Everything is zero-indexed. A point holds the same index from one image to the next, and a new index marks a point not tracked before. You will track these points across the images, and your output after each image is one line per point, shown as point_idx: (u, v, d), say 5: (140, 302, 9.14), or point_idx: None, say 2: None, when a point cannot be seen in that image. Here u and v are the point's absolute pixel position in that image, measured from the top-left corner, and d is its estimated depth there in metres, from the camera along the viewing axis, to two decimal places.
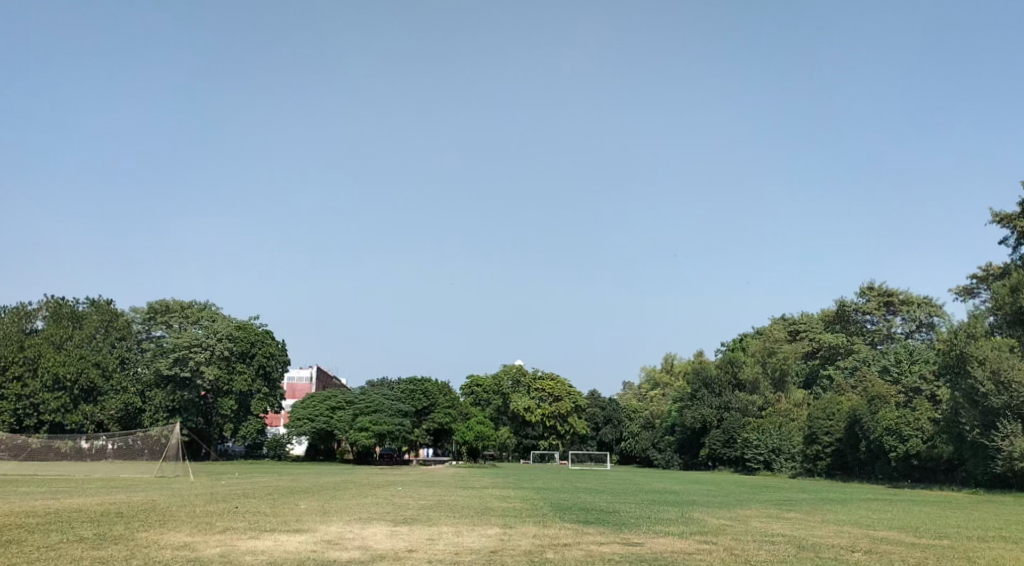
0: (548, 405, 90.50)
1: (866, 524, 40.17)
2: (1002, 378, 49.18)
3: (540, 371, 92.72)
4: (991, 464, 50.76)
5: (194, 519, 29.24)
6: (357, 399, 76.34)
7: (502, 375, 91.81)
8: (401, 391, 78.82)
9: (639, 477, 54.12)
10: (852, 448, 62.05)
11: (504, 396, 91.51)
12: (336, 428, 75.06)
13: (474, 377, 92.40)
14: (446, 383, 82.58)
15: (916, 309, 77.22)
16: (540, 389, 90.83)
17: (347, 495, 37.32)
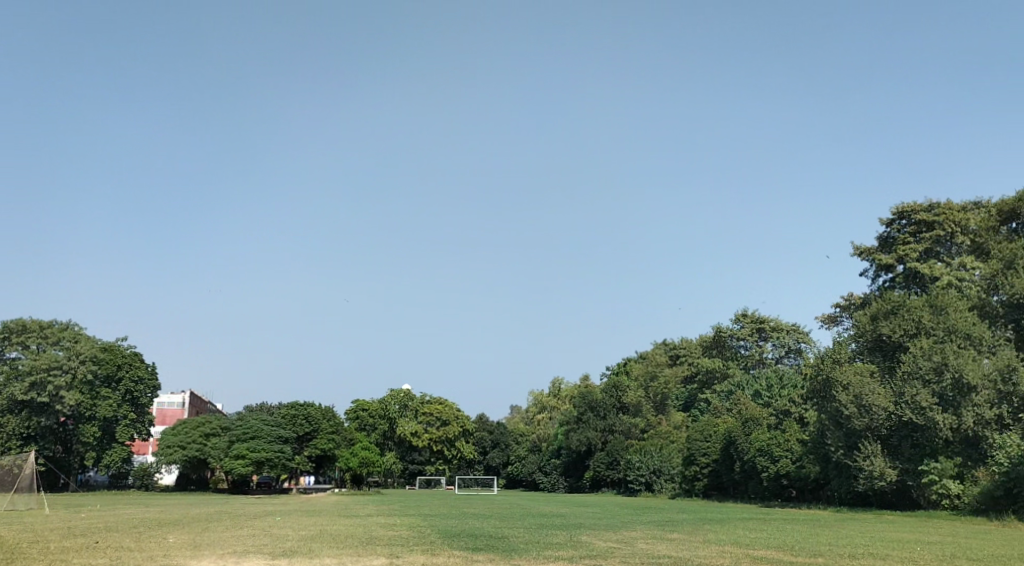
0: (436, 430, 90.00)
1: (746, 543, 41.36)
2: (864, 401, 51.70)
3: (427, 395, 92.02)
4: (853, 482, 53.26)
5: (50, 557, 27.45)
6: (233, 425, 73.77)
7: (389, 400, 89.46)
8: (282, 416, 76.69)
9: (524, 500, 54.16)
10: (728, 469, 63.85)
11: (391, 421, 88.65)
12: (210, 456, 72.51)
13: (359, 402, 89.17)
14: (330, 408, 80.61)
15: (785, 336, 80.46)
16: (427, 413, 90.12)
17: (220, 527, 35.84)
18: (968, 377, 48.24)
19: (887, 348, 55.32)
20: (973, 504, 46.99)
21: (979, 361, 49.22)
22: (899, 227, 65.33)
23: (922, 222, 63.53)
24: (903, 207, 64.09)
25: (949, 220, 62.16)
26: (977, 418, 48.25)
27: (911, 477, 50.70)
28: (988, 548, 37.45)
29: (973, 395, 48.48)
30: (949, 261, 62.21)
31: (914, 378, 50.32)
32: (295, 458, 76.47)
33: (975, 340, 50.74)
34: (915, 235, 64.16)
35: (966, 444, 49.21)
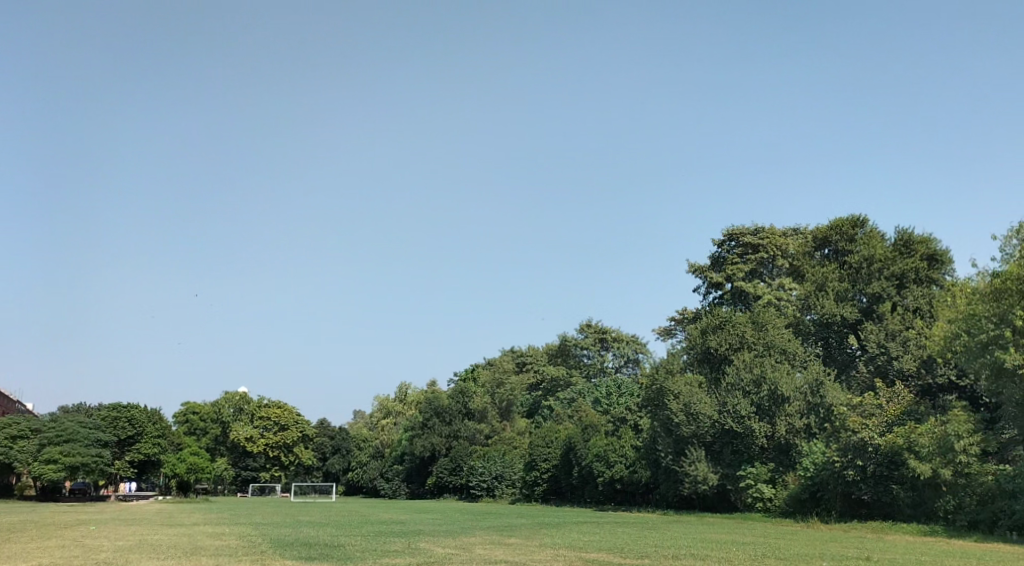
0: (273, 435, 87.93)
1: (578, 546, 43.14)
2: (692, 410, 54.72)
3: (264, 400, 89.99)
4: (679, 486, 56.24)
5: None
6: (45, 426, 70.10)
7: (223, 403, 88.34)
8: (101, 418, 73.53)
9: (363, 507, 54.24)
10: (566, 473, 66.02)
11: (224, 424, 88.37)
12: (16, 460, 68.63)
13: (190, 403, 88.26)
14: (156, 411, 78.17)
15: (625, 346, 84.04)
16: (264, 418, 87.92)
17: (25, 539, 34.26)
18: (783, 389, 51.82)
19: (714, 360, 58.61)
20: (783, 506, 51.07)
21: (792, 375, 52.84)
22: (729, 248, 69.30)
23: (748, 245, 68.12)
24: (732, 229, 68.26)
25: (772, 244, 67.30)
26: (789, 428, 52.05)
27: (730, 482, 54.20)
28: (794, 547, 40.55)
29: (786, 405, 52.25)
30: (770, 282, 67.29)
31: (735, 389, 53.71)
32: (115, 463, 73.66)
33: (790, 355, 54.98)
34: (742, 256, 68.49)
35: (779, 451, 53.19)
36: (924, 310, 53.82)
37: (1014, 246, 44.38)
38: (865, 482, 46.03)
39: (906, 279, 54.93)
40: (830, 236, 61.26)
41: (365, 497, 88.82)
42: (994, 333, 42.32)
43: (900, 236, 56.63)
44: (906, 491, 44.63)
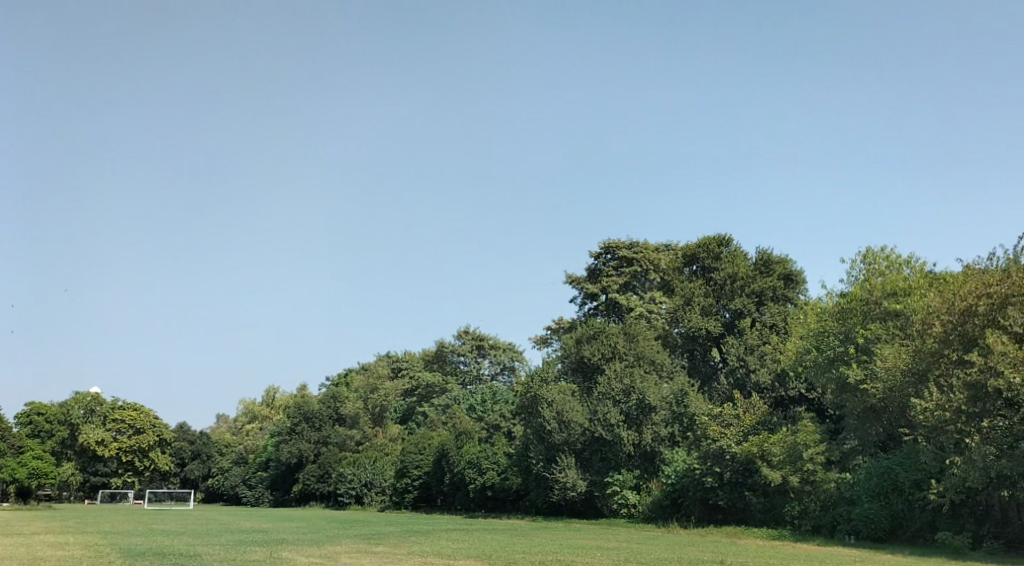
0: (127, 439, 85.51)
1: (445, 554, 43.13)
2: (564, 417, 55.48)
3: (117, 401, 86.70)
4: (549, 492, 56.89)
5: None
6: None
7: (72, 404, 83.01)
8: None
9: (223, 515, 52.77)
10: (437, 480, 65.84)
11: (73, 426, 82.91)
12: None
13: (35, 405, 81.47)
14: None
15: (501, 354, 84.86)
16: (118, 420, 85.24)
17: None
18: (650, 398, 53.54)
19: (587, 370, 59.56)
20: (645, 512, 52.80)
21: (659, 385, 54.70)
22: (605, 260, 70.59)
23: (623, 258, 70.13)
24: (609, 242, 69.75)
25: (645, 258, 69.54)
26: (654, 436, 53.74)
27: (597, 488, 55.35)
28: (654, 552, 41.69)
29: (653, 414, 53.99)
30: (643, 295, 69.07)
31: (606, 398, 55.09)
32: None
33: (658, 366, 56.63)
34: (617, 269, 70.12)
35: (644, 458, 54.57)
36: (780, 325, 56.91)
37: (861, 268, 47.67)
38: (721, 489, 47.73)
39: (765, 296, 58.00)
40: (697, 253, 63.62)
41: (225, 504, 86.56)
42: (841, 349, 46.03)
43: (760, 256, 59.85)
44: (758, 497, 46.93)
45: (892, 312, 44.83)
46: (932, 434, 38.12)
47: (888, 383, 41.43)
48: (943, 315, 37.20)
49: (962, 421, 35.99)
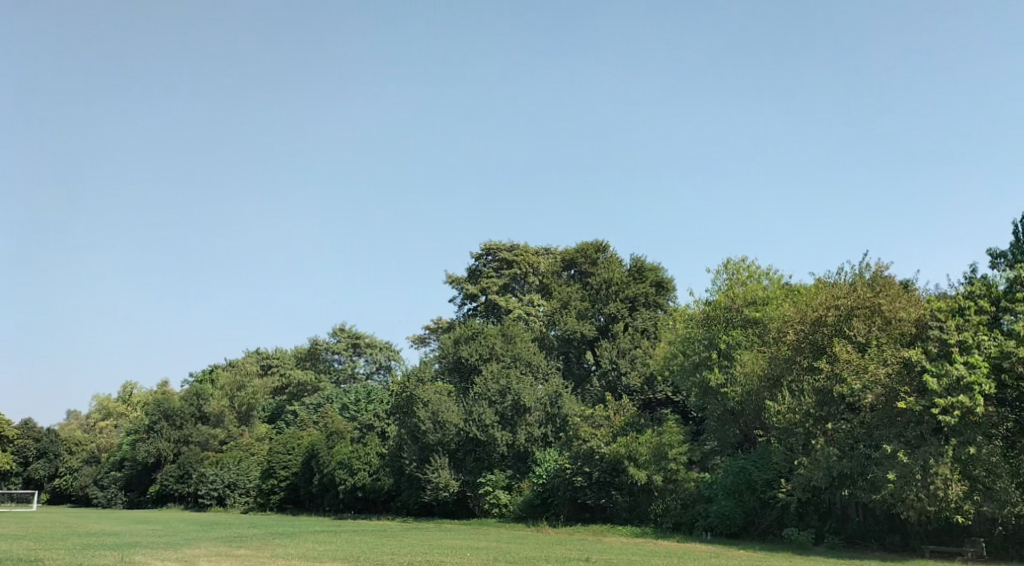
0: None
1: (311, 556, 42.03)
2: (439, 418, 54.83)
3: None
4: (421, 493, 56.18)
5: None
6: None
7: None
8: None
9: (70, 518, 49.97)
10: (306, 482, 64.31)
11: None
12: None
13: None
14: None
15: (378, 352, 84.19)
16: None
17: None
18: (526, 400, 54.15)
19: (464, 370, 59.00)
20: (516, 512, 52.98)
21: (534, 386, 55.33)
22: (485, 262, 70.31)
23: (504, 260, 69.99)
24: (491, 243, 69.61)
25: (525, 260, 69.99)
26: (528, 436, 54.22)
27: (469, 488, 55.41)
28: (523, 551, 41.65)
29: (527, 415, 54.67)
30: (521, 297, 69.41)
31: (481, 399, 54.99)
32: None
33: (534, 368, 57.27)
34: (497, 270, 70.02)
35: (516, 458, 55.06)
36: (650, 330, 58.98)
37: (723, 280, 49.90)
38: (590, 488, 48.91)
39: (637, 302, 59.71)
40: (575, 258, 64.28)
41: (74, 506, 82.14)
42: (705, 354, 47.32)
43: (634, 263, 61.33)
44: (624, 496, 47.98)
45: (752, 320, 47.05)
46: (783, 436, 39.67)
47: (747, 387, 42.89)
48: (796, 324, 38.69)
49: (810, 424, 37.47)
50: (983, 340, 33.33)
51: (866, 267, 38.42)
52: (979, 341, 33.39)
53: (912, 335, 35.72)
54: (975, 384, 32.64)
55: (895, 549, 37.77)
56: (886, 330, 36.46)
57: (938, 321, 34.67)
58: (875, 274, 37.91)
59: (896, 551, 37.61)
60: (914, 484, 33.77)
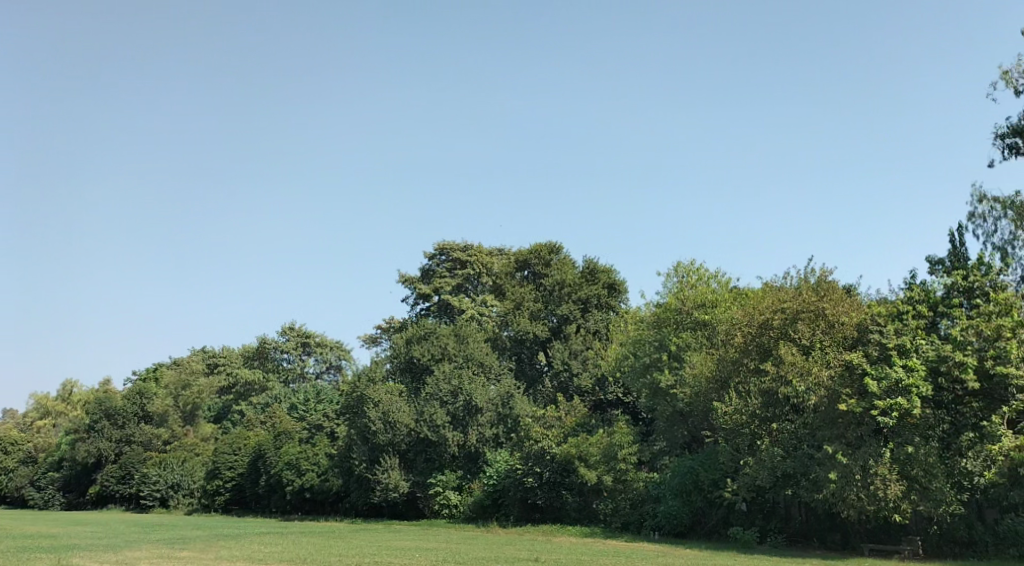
0: None
1: (256, 558, 41.32)
2: (390, 418, 54.23)
3: None
4: (370, 494, 55.54)
5: None
6: None
7: None
8: None
9: (6, 520, 48.57)
10: (252, 483, 63.37)
11: None
12: None
13: None
14: None
15: (328, 352, 83.40)
16: None
17: None
18: (478, 400, 54.03)
19: (416, 370, 58.48)
20: (467, 512, 52.51)
21: (487, 387, 55.41)
22: (439, 262, 69.95)
23: (457, 260, 69.66)
24: (445, 243, 69.25)
25: (479, 260, 69.75)
26: (479, 437, 54.32)
27: (419, 489, 54.78)
28: (472, 552, 41.35)
29: (479, 415, 54.49)
30: (475, 297, 69.15)
31: (432, 399, 54.59)
32: None
33: (486, 368, 57.13)
34: (450, 271, 69.65)
35: (467, 458, 54.89)
36: (602, 332, 59.27)
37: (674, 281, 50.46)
38: (540, 488, 48.70)
39: (590, 303, 59.94)
40: (528, 259, 64.02)
41: (9, 507, 79.89)
42: (656, 356, 47.71)
43: (587, 265, 61.43)
44: (574, 496, 48.08)
45: (701, 322, 47.38)
46: (730, 436, 39.93)
47: (697, 388, 42.94)
48: (744, 327, 38.98)
49: (755, 425, 37.94)
50: (921, 344, 33.76)
51: (811, 271, 38.84)
52: (917, 345, 33.87)
53: (854, 338, 36.38)
54: (912, 386, 33.12)
55: (835, 547, 38.38)
56: (829, 332, 36.71)
57: (878, 325, 35.52)
58: (820, 278, 38.31)
59: (836, 549, 38.22)
60: (855, 484, 34.21)
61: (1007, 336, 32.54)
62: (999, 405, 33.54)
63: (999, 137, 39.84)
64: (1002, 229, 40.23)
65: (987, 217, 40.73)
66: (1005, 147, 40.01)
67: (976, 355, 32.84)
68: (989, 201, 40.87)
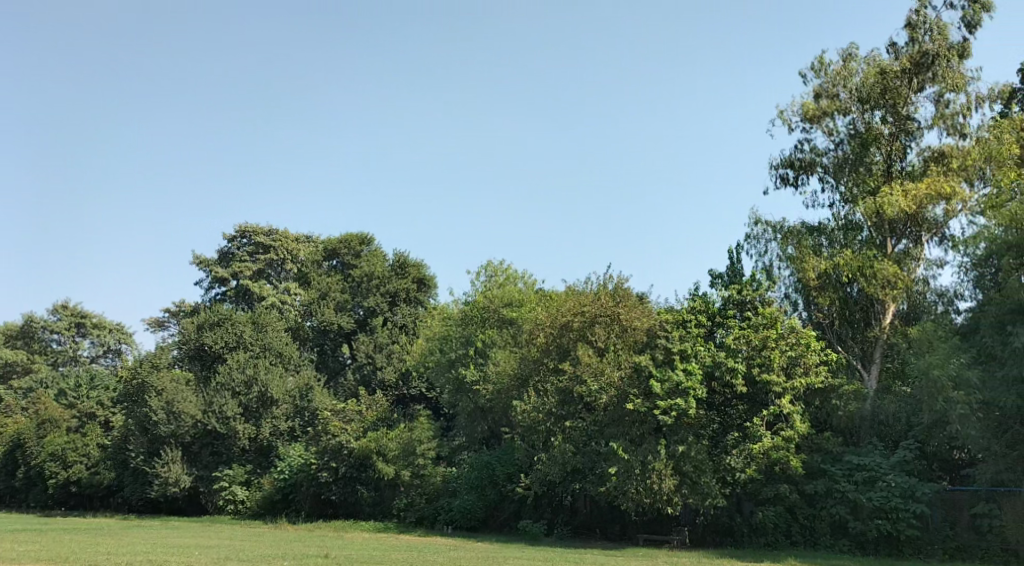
0: None
1: (10, 558, 37.41)
2: (173, 408, 50.76)
3: None
4: (147, 489, 51.87)
5: None
6: None
7: None
8: None
9: None
10: (8, 475, 58.74)
11: None
12: None
13: None
14: None
15: (106, 335, 78.58)
16: None
17: None
18: (273, 391, 51.85)
19: (206, 359, 55.23)
20: (253, 508, 50.12)
21: (284, 378, 53.19)
22: (239, 244, 66.25)
23: (260, 244, 66.30)
24: (246, 226, 65.71)
25: (284, 246, 66.98)
26: (272, 430, 51.96)
27: (203, 484, 51.65)
28: (258, 549, 39.22)
29: (274, 408, 52.16)
30: (277, 285, 66.25)
31: (224, 389, 51.72)
32: None
33: (285, 358, 54.94)
34: (252, 256, 66.17)
35: (258, 452, 52.46)
36: (410, 326, 58.13)
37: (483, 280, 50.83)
38: (335, 484, 47.13)
39: (398, 297, 58.88)
40: (339, 249, 62.11)
41: None
42: (462, 352, 47.26)
43: (397, 258, 60.27)
44: (370, 492, 46.47)
45: (507, 320, 47.38)
46: (526, 433, 39.67)
47: (497, 386, 43.03)
48: (546, 327, 39.13)
49: (551, 422, 38.06)
50: (700, 350, 35.37)
51: (609, 277, 39.41)
52: (696, 351, 35.43)
53: (643, 342, 37.12)
54: (691, 389, 34.49)
55: (614, 538, 39.59)
56: (622, 336, 37.44)
57: (665, 332, 36.65)
58: (617, 285, 38.80)
59: (615, 540, 39.39)
60: (635, 477, 34.80)
61: (771, 346, 34.92)
62: (760, 407, 35.61)
63: (773, 169, 43.49)
64: (770, 251, 42.04)
65: (759, 239, 42.39)
66: (777, 177, 43.57)
67: (744, 362, 35.01)
68: (762, 224, 42.43)
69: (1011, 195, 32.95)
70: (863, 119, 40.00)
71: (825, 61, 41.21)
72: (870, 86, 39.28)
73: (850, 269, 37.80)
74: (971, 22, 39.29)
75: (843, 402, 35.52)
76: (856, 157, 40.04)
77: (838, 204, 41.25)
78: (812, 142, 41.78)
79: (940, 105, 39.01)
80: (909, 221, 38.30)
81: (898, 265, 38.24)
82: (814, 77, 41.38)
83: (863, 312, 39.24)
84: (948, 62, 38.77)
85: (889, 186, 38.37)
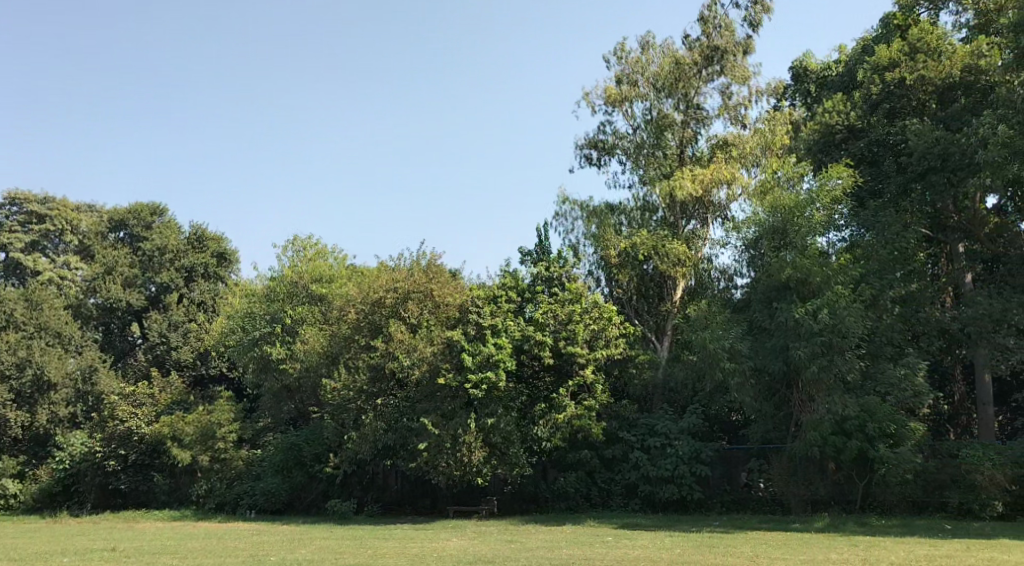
0: None
1: None
2: None
3: None
4: None
5: None
6: None
7: None
8: None
9: None
10: None
11: None
12: None
13: None
14: None
15: None
16: None
17: None
18: (50, 375, 47.95)
19: None
20: (29, 502, 46.34)
21: (64, 359, 49.39)
22: (8, 213, 60.98)
23: (33, 213, 61.33)
24: (17, 194, 60.61)
25: (61, 216, 62.24)
26: (50, 417, 48.12)
27: None
28: (34, 546, 36.04)
29: (50, 393, 48.35)
30: (53, 258, 61.39)
31: None
32: None
33: (65, 338, 50.95)
34: (24, 225, 61.12)
35: (34, 441, 48.85)
36: (207, 304, 55.38)
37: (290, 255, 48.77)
38: (123, 473, 45.07)
39: (195, 273, 55.89)
40: (126, 219, 58.06)
41: None
42: (266, 330, 44.94)
43: (193, 231, 57.37)
44: (165, 478, 44.19)
45: (317, 297, 45.72)
46: (336, 411, 38.00)
47: (304, 363, 41.50)
48: (357, 304, 37.85)
49: (361, 400, 36.91)
50: (510, 325, 35.56)
51: (422, 253, 38.65)
52: (506, 326, 35.55)
53: (455, 318, 36.93)
54: (501, 361, 34.58)
55: (425, 511, 39.62)
56: (435, 313, 37.00)
57: (476, 307, 36.24)
58: (430, 262, 38.24)
59: (426, 513, 39.43)
60: (446, 452, 34.50)
61: (576, 320, 35.61)
62: (566, 379, 36.09)
63: (577, 149, 44.16)
64: (576, 229, 42.71)
65: (567, 216, 42.88)
66: (582, 157, 44.24)
67: (551, 336, 35.51)
68: (570, 202, 42.87)
69: (778, 182, 35.02)
70: (657, 107, 41.16)
71: (626, 48, 42.09)
72: (665, 74, 40.75)
73: (645, 247, 39.20)
74: (753, 21, 41.17)
75: (639, 370, 36.74)
76: (653, 142, 41.30)
77: (636, 185, 42.24)
78: (615, 125, 42.60)
79: (726, 96, 40.80)
80: (698, 203, 39.72)
81: (686, 243, 39.90)
82: (616, 63, 42.10)
83: (657, 287, 40.71)
84: (734, 57, 40.68)
85: (680, 170, 39.83)
